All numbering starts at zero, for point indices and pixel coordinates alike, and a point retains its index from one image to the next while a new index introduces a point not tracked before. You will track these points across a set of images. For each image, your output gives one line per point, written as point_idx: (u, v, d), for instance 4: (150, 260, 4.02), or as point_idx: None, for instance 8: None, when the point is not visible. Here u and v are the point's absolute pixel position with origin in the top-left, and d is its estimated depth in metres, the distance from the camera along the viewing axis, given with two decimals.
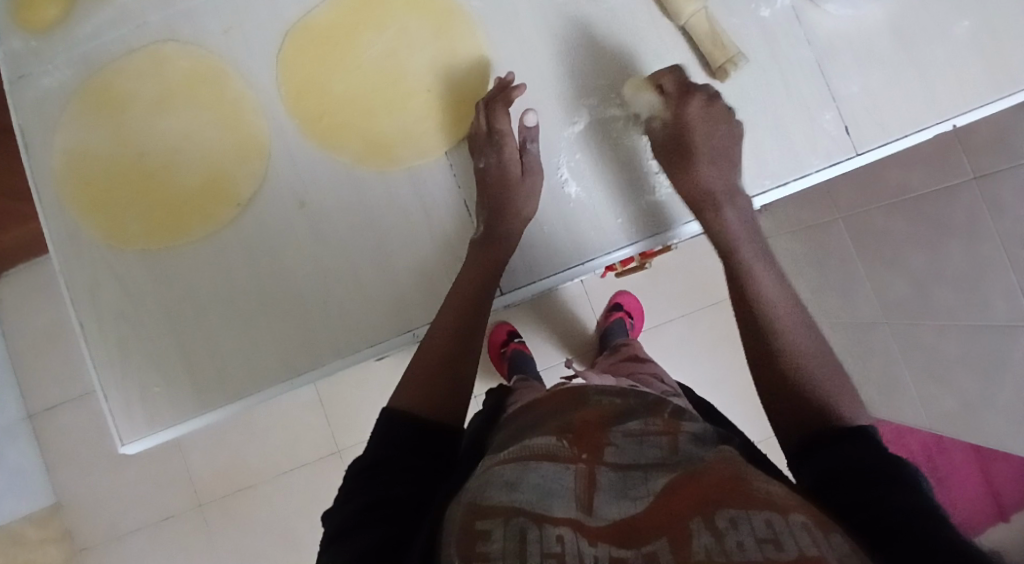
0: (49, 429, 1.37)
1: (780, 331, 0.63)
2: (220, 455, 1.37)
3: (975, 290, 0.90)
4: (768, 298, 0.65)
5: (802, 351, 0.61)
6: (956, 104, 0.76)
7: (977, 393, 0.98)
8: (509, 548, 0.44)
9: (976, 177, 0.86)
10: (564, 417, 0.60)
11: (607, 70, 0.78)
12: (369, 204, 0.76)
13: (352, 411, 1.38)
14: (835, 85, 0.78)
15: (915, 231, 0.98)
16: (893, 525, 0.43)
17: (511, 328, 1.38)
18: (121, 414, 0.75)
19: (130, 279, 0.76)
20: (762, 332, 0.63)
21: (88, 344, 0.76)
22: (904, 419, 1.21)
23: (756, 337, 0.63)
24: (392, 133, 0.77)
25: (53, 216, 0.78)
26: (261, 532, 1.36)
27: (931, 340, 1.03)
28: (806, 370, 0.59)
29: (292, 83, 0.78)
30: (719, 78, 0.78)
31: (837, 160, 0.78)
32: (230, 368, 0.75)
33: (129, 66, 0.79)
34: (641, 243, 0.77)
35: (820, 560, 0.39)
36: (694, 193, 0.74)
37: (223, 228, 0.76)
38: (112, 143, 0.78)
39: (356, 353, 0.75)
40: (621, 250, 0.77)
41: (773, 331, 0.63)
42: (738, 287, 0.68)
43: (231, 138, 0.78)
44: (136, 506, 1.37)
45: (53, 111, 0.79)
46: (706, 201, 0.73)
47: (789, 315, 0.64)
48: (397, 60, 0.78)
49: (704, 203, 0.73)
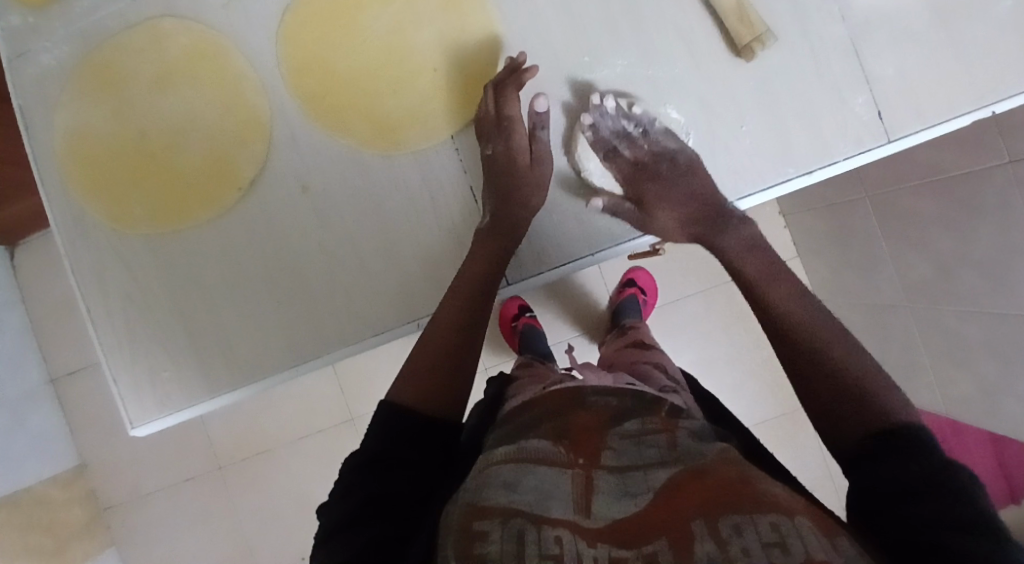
0: (72, 393, 1.40)
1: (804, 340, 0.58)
2: (236, 420, 1.40)
3: (1003, 278, 0.86)
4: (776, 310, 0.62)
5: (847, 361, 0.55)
6: (998, 87, 0.72)
7: (996, 380, 0.95)
8: (507, 551, 0.43)
9: (1011, 161, 0.80)
10: (561, 418, 0.60)
11: (624, 47, 0.75)
12: (373, 187, 0.74)
13: (364, 381, 1.39)
14: (868, 64, 0.73)
15: (944, 212, 0.93)
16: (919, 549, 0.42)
17: (522, 303, 1.36)
18: (129, 395, 0.76)
19: (135, 263, 0.76)
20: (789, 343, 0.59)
21: (94, 325, 0.76)
22: (921, 402, 1.19)
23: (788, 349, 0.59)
24: (396, 115, 0.74)
25: (56, 197, 0.77)
26: (276, 496, 1.39)
27: (953, 325, 1.00)
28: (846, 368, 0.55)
29: (292, 59, 0.75)
30: (743, 57, 0.73)
31: (867, 146, 0.74)
32: (235, 351, 0.75)
33: (128, 42, 0.77)
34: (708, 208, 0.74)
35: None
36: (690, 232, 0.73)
37: (224, 212, 0.75)
38: (111, 122, 0.77)
39: (359, 341, 0.75)
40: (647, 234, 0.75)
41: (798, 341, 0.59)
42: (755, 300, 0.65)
43: (233, 118, 0.75)
44: (157, 469, 1.41)
45: (54, 89, 0.77)
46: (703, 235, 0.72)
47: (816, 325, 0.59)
48: (402, 36, 0.74)
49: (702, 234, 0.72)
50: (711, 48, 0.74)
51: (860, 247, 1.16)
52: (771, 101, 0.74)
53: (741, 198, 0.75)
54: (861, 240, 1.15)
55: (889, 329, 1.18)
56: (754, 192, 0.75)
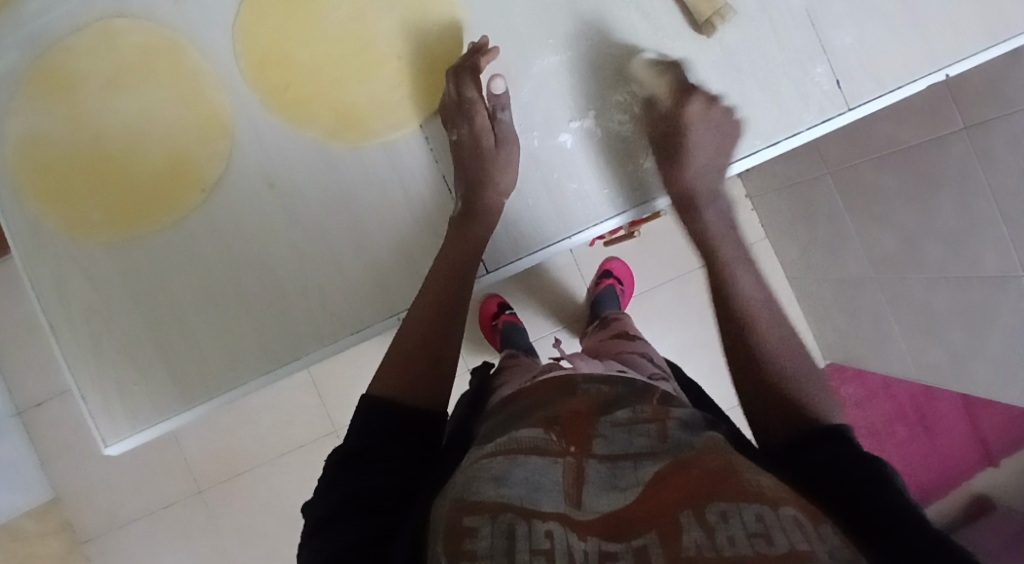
0: (39, 423, 1.34)
1: (759, 333, 0.62)
2: (214, 439, 1.36)
3: (963, 241, 0.89)
4: (741, 289, 0.66)
5: (777, 355, 0.60)
6: (949, 53, 0.74)
7: (963, 344, 0.98)
8: (496, 548, 0.41)
9: (967, 128, 0.82)
10: (551, 407, 0.58)
11: (587, 29, 0.75)
12: (343, 182, 0.73)
13: (346, 389, 1.36)
14: (825, 34, 0.75)
15: (904, 181, 0.96)
16: (872, 522, 0.42)
17: (500, 301, 1.35)
18: (99, 413, 0.73)
19: (98, 273, 0.73)
20: (744, 332, 0.63)
21: (58, 342, 0.73)
22: (895, 370, 1.21)
23: (739, 338, 0.62)
24: (362, 105, 0.73)
25: (12, 210, 0.74)
26: (260, 513, 1.36)
27: (919, 292, 1.02)
28: (785, 371, 0.58)
29: (252, 54, 0.73)
30: (705, 33, 0.74)
31: (830, 117, 0.75)
32: (209, 359, 0.73)
33: (79, 45, 0.74)
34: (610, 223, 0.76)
35: (811, 556, 0.37)
36: (678, 189, 0.74)
37: (189, 214, 0.73)
38: (66, 128, 0.74)
39: (339, 338, 0.73)
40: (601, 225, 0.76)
41: (754, 332, 0.62)
42: (720, 281, 0.68)
43: (193, 117, 0.74)
44: (134, 496, 1.36)
45: (4, 97, 0.74)
46: (685, 201, 0.74)
47: (768, 318, 0.63)
48: (363, 26, 0.73)
49: (687, 200, 0.74)
50: (674, 25, 0.75)
51: (826, 224, 1.18)
52: (734, 74, 0.75)
53: None
54: (827, 216, 1.17)
55: (858, 302, 1.20)
56: (724, 164, 0.75)
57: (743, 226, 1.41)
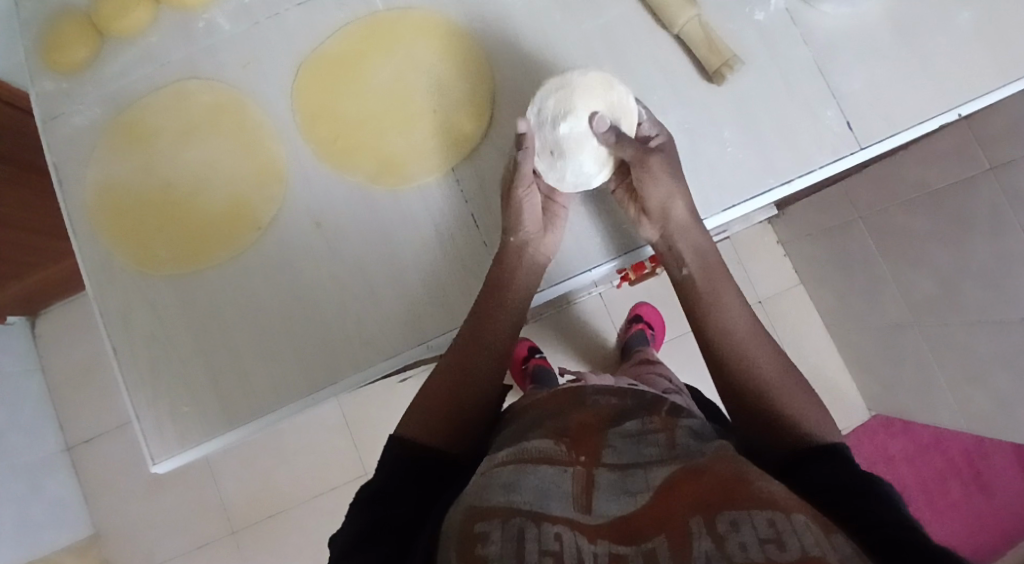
0: (87, 459, 1.41)
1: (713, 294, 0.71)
2: (251, 480, 1.39)
3: (999, 282, 0.88)
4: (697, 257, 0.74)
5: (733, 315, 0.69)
6: (961, 93, 0.77)
7: (1011, 391, 0.95)
8: (506, 552, 0.43)
9: (993, 168, 0.84)
10: (563, 419, 0.60)
11: (609, 81, 0.81)
12: (381, 220, 0.79)
13: (379, 431, 1.39)
14: (835, 81, 0.79)
15: (934, 223, 0.96)
16: (890, 540, 0.43)
17: (531, 344, 1.37)
18: (151, 434, 0.78)
19: (158, 302, 0.80)
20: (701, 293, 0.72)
21: (119, 368, 0.79)
22: (942, 420, 1.17)
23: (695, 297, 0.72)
24: (401, 151, 0.80)
25: (86, 247, 0.81)
26: (294, 556, 1.37)
27: (960, 336, 1.00)
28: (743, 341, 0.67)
29: (305, 108, 0.81)
30: (714, 82, 0.79)
31: (842, 155, 0.78)
32: (255, 387, 0.77)
33: (155, 101, 0.84)
34: (610, 263, 0.79)
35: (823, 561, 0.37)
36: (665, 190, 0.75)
37: (243, 249, 0.79)
38: (139, 173, 0.82)
39: (373, 364, 0.77)
40: (601, 266, 0.79)
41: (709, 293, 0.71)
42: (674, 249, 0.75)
43: (249, 162, 0.81)
44: (172, 535, 1.39)
45: (88, 148, 0.84)
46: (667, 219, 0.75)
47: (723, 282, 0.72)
48: (404, 83, 0.81)
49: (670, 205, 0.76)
50: (687, 77, 0.80)
51: (859, 268, 1.18)
52: (745, 118, 0.79)
53: (726, 209, 0.78)
54: (858, 259, 1.18)
55: (898, 349, 1.19)
56: (738, 203, 0.78)
57: (774, 272, 1.42)
